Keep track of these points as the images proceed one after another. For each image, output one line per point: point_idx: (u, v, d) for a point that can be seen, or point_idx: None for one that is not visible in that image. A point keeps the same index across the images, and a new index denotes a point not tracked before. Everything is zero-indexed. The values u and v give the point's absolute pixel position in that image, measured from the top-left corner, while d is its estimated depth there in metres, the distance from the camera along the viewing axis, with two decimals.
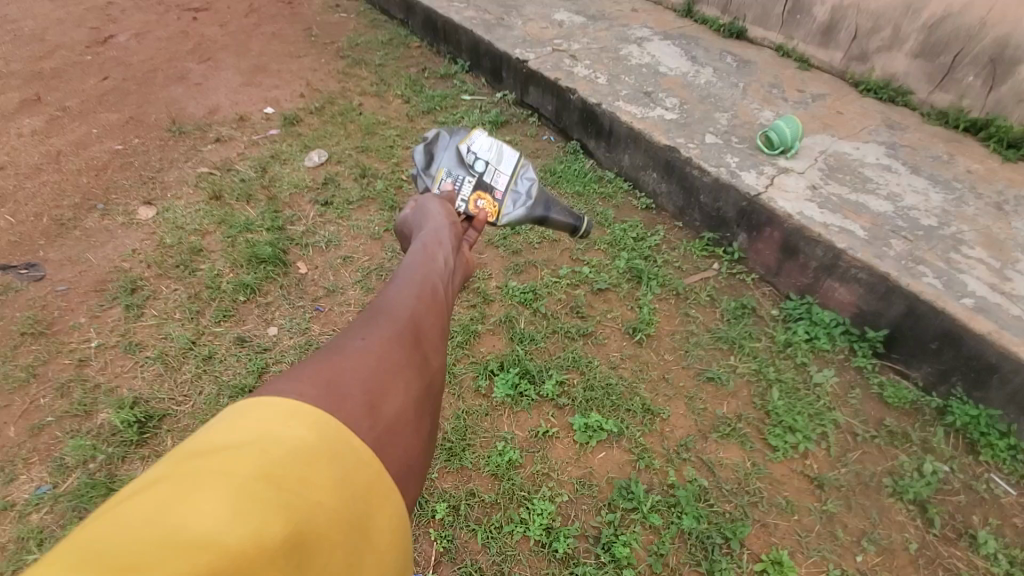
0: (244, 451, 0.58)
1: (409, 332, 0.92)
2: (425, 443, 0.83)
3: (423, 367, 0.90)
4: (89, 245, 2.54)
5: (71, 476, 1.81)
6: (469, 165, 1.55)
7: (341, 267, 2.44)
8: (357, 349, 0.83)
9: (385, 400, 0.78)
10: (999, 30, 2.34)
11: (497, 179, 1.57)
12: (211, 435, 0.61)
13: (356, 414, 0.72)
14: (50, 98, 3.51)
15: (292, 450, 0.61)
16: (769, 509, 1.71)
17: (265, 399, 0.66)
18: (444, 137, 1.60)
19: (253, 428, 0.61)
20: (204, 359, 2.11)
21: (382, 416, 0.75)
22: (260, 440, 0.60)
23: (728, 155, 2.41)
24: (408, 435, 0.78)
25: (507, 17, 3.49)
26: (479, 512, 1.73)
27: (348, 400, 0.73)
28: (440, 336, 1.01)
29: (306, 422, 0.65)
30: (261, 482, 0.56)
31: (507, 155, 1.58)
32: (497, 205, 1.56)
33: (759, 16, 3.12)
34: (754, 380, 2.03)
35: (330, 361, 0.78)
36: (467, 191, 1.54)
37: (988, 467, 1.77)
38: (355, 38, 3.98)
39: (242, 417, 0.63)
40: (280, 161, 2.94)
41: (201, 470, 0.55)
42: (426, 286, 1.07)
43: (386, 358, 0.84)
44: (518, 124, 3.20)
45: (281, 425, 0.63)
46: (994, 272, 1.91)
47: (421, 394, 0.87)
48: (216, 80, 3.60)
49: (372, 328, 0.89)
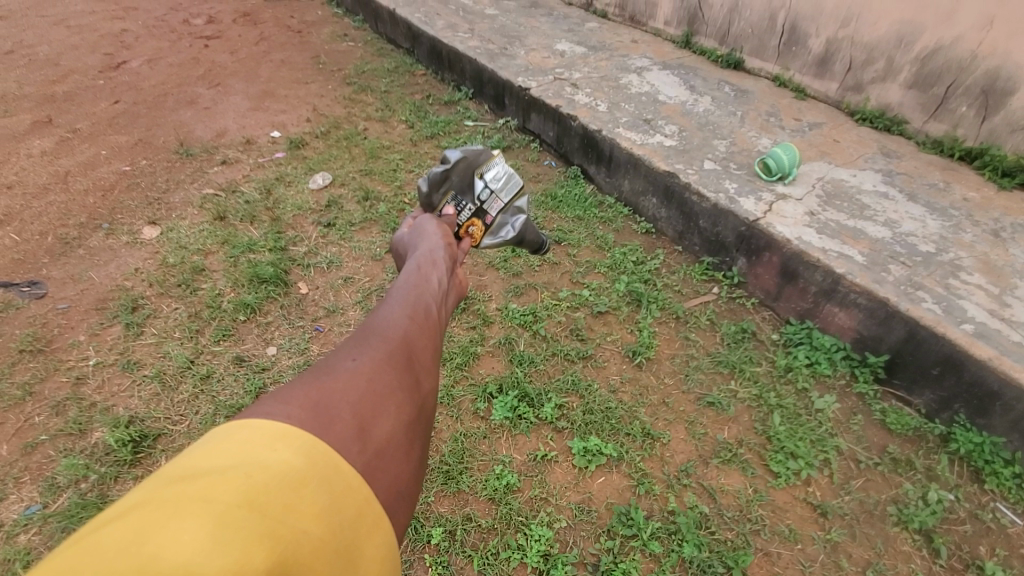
0: (227, 477, 0.57)
1: (401, 354, 0.92)
2: (417, 467, 0.82)
3: (416, 389, 0.90)
4: (92, 264, 2.56)
5: (62, 495, 1.79)
6: (475, 192, 1.57)
7: (342, 287, 2.45)
8: (348, 370, 0.83)
9: (375, 423, 0.77)
10: (990, 62, 2.37)
11: (495, 206, 1.60)
12: (195, 460, 0.60)
13: (345, 438, 0.71)
14: (61, 120, 3.58)
15: (277, 475, 0.60)
16: (772, 538, 1.68)
17: (251, 422, 0.66)
18: (463, 157, 1.55)
19: (237, 453, 0.61)
20: (201, 378, 2.11)
21: (371, 439, 0.75)
22: (245, 465, 0.59)
23: (727, 181, 2.44)
24: (399, 458, 0.78)
25: (510, 47, 3.58)
26: (475, 537, 1.70)
27: (337, 423, 0.72)
28: (433, 358, 1.01)
29: (293, 446, 0.65)
30: (244, 509, 0.55)
31: (511, 185, 1.61)
32: (486, 230, 1.60)
33: (756, 47, 3.20)
34: (755, 405, 2.01)
35: (320, 383, 0.78)
36: (465, 215, 1.56)
37: (994, 496, 1.74)
38: (362, 66, 4.08)
39: (228, 441, 0.63)
40: (285, 183, 2.98)
41: (183, 496, 0.54)
42: (419, 308, 1.08)
43: (377, 380, 0.84)
44: (520, 149, 3.25)
45: (266, 449, 0.63)
46: (993, 298, 1.91)
47: (414, 416, 0.86)
48: (224, 105, 3.68)
49: (363, 350, 0.89)
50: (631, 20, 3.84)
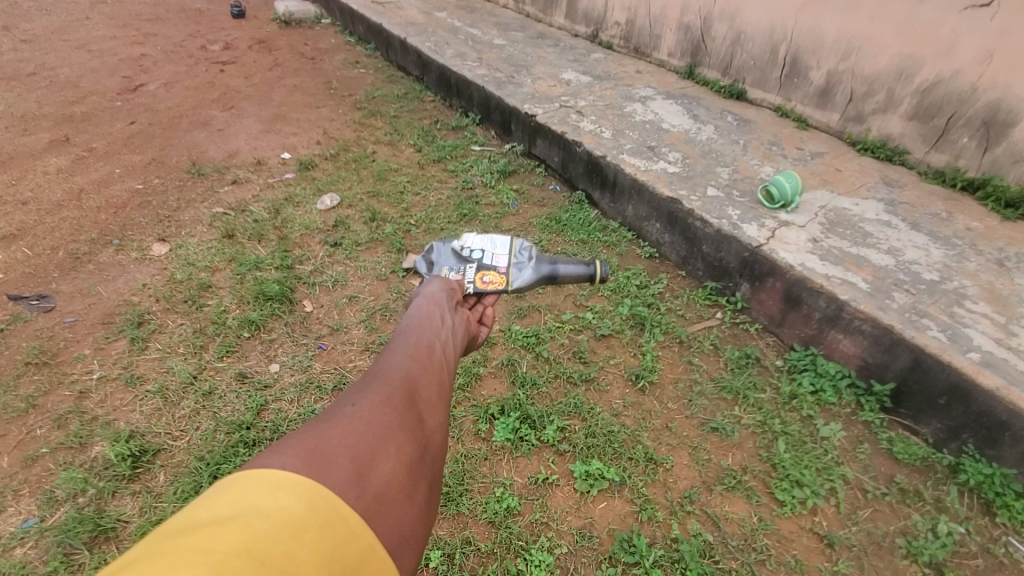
0: (227, 526, 0.56)
1: (402, 396, 0.91)
2: (423, 509, 0.79)
3: (419, 428, 0.88)
4: (101, 279, 2.59)
5: (60, 509, 1.77)
6: (465, 258, 1.56)
7: (347, 306, 2.47)
8: (346, 414, 0.81)
9: (375, 465, 0.75)
10: (991, 94, 2.41)
11: (498, 260, 1.56)
12: (196, 512, 0.59)
13: (344, 481, 0.69)
14: (78, 139, 3.67)
15: (277, 523, 0.59)
16: (777, 568, 1.64)
17: (252, 472, 0.65)
18: (439, 245, 1.64)
19: (238, 503, 0.60)
20: (204, 394, 2.10)
21: (370, 483, 0.72)
22: (244, 513, 0.58)
23: (730, 208, 2.46)
24: (402, 500, 0.75)
25: (518, 75, 3.67)
26: (474, 561, 1.67)
27: (334, 466, 0.70)
28: (439, 398, 0.99)
29: (292, 492, 0.63)
30: (241, 557, 0.54)
31: (499, 239, 1.60)
32: (504, 275, 1.55)
33: (757, 79, 3.27)
34: (760, 432, 1.99)
35: (317, 428, 0.77)
36: (471, 272, 1.53)
37: (1005, 530, 1.70)
38: (372, 92, 4.18)
39: (229, 492, 0.62)
40: (293, 204, 3.03)
41: (185, 546, 0.53)
42: (421, 348, 1.07)
43: (378, 422, 0.82)
44: (525, 174, 3.31)
45: (266, 496, 0.62)
46: (1000, 327, 1.90)
47: (417, 456, 0.83)
48: (237, 127, 3.77)
49: (363, 395, 0.88)
50: (636, 52, 3.94)
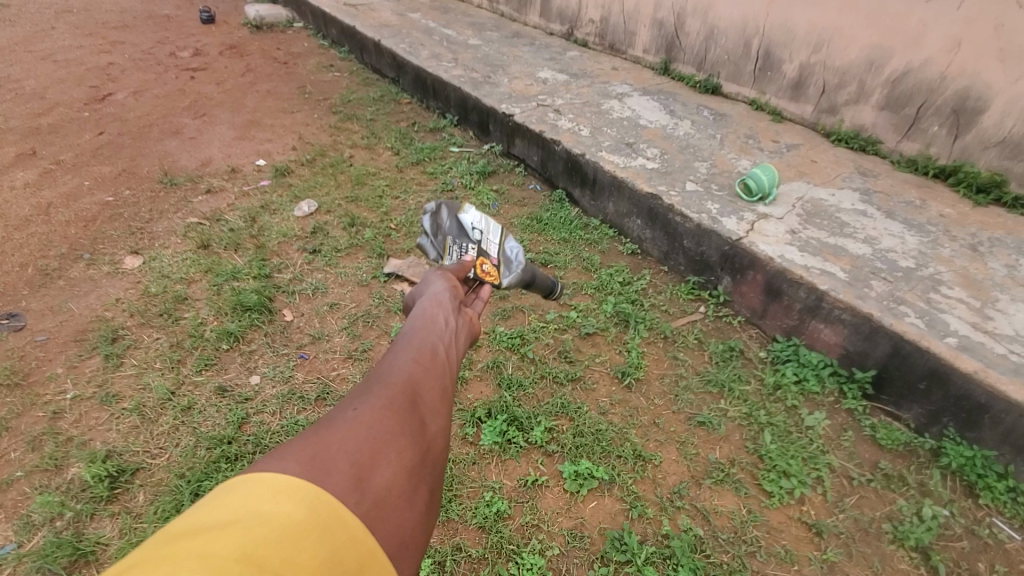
0: (226, 530, 0.53)
1: (404, 400, 0.84)
2: (424, 514, 0.75)
3: (422, 430, 0.83)
4: (72, 295, 2.52)
5: (37, 534, 1.72)
6: (467, 235, 1.41)
7: (328, 314, 2.43)
8: (346, 420, 0.77)
9: (376, 471, 0.70)
10: (959, 83, 2.46)
11: (491, 249, 1.45)
12: (195, 516, 0.56)
13: (342, 487, 0.65)
14: (45, 152, 3.57)
15: (276, 527, 0.55)
16: (768, 559, 1.65)
17: (251, 477, 0.61)
18: (445, 205, 1.43)
19: (237, 507, 0.56)
20: (182, 410, 2.05)
21: (370, 488, 0.68)
22: (244, 518, 0.55)
23: (709, 202, 2.47)
24: (402, 506, 0.71)
25: (494, 75, 3.65)
26: (465, 568, 1.65)
27: (333, 472, 0.66)
28: (443, 401, 0.92)
29: (293, 498, 0.59)
30: (240, 564, 0.50)
31: (493, 227, 1.48)
32: (496, 271, 1.45)
33: (732, 73, 3.29)
34: (746, 424, 2.00)
35: (316, 434, 0.72)
36: (472, 254, 1.39)
37: (989, 510, 1.73)
38: (348, 95, 4.13)
39: (229, 495, 0.58)
40: (270, 211, 2.98)
41: (183, 552, 0.50)
42: (427, 345, 1.01)
43: (378, 426, 0.77)
44: (505, 174, 3.29)
45: (266, 502, 0.58)
46: (975, 311, 1.93)
47: (419, 460, 0.79)
48: (210, 134, 3.70)
49: (364, 398, 0.83)
50: (611, 49, 3.95)
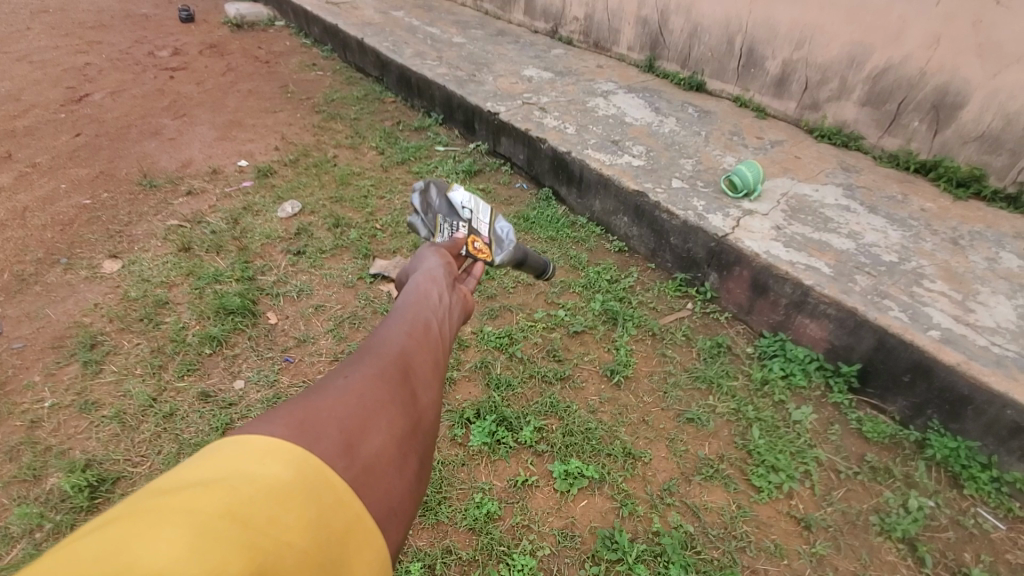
0: (211, 487, 0.50)
1: (396, 371, 0.79)
2: (415, 484, 0.71)
3: (416, 400, 0.78)
4: (49, 300, 2.46)
5: (15, 547, 1.67)
6: (456, 211, 1.39)
7: (313, 316, 2.40)
8: (337, 386, 0.72)
9: (366, 437, 0.66)
10: (938, 78, 2.49)
11: (483, 227, 1.42)
12: (177, 475, 0.52)
13: (331, 452, 0.61)
14: (20, 155, 3.48)
15: (262, 486, 0.52)
16: (758, 554, 1.66)
17: (236, 437, 0.57)
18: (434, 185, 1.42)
19: (222, 465, 0.53)
20: (165, 417, 2.01)
21: (359, 454, 0.64)
22: (229, 477, 0.51)
23: (695, 199, 2.48)
24: (393, 475, 0.67)
25: (478, 73, 3.63)
26: (456, 571, 1.64)
27: (322, 438, 0.62)
28: (435, 374, 0.86)
29: (280, 460, 0.56)
30: (225, 519, 0.48)
31: (483, 206, 1.45)
32: (490, 248, 1.41)
33: (716, 70, 3.31)
34: (734, 420, 2.01)
35: (305, 399, 0.68)
36: (464, 231, 1.37)
37: (973, 501, 1.76)
38: (331, 94, 4.08)
39: (214, 454, 0.55)
40: (253, 213, 2.93)
41: (165, 506, 0.47)
42: (423, 314, 0.95)
43: (370, 393, 0.73)
44: (491, 172, 3.27)
45: (252, 461, 0.54)
46: (957, 304, 1.96)
47: (411, 429, 0.74)
48: (190, 135, 3.63)
49: (356, 365, 0.78)
50: (596, 46, 3.95)
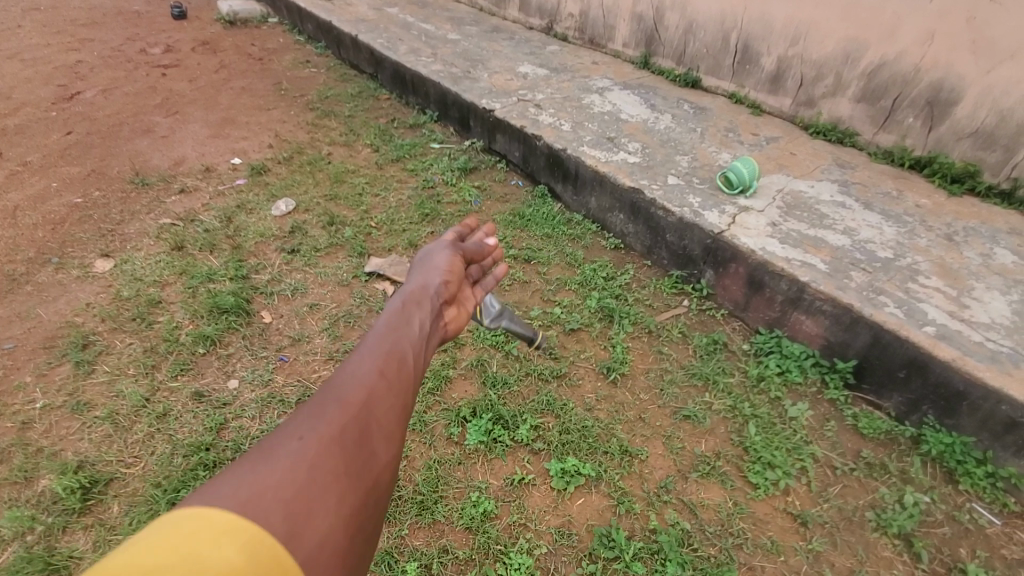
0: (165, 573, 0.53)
1: (353, 432, 0.83)
2: (363, 542, 0.76)
3: (370, 460, 0.83)
4: (40, 300, 2.44)
5: (6, 550, 1.65)
6: None
7: (308, 314, 2.38)
8: (293, 449, 0.76)
9: (313, 506, 0.71)
10: (933, 74, 2.49)
11: None
12: (135, 552, 0.56)
13: (278, 526, 0.65)
14: (10, 153, 3.44)
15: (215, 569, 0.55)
16: (755, 551, 1.66)
17: (192, 515, 0.61)
18: None
19: (176, 549, 0.56)
20: (158, 417, 1.99)
21: (305, 524, 0.68)
22: (181, 563, 0.55)
23: (691, 196, 2.48)
24: (340, 537, 0.71)
25: (473, 70, 3.61)
26: (453, 570, 1.63)
27: (271, 511, 0.66)
28: (396, 426, 0.91)
29: (231, 540, 0.60)
30: None
31: None
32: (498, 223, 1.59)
33: (711, 66, 3.30)
34: (731, 416, 2.00)
35: (258, 467, 0.72)
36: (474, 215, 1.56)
37: (968, 496, 1.76)
38: (325, 91, 4.05)
39: (169, 533, 0.58)
40: (246, 211, 2.91)
41: None
42: (392, 359, 0.99)
43: (322, 457, 0.77)
44: (486, 170, 3.26)
45: (205, 544, 0.58)
46: (951, 300, 1.96)
47: (362, 489, 0.79)
48: (183, 133, 3.60)
49: (315, 422, 0.82)
50: (591, 43, 3.94)
